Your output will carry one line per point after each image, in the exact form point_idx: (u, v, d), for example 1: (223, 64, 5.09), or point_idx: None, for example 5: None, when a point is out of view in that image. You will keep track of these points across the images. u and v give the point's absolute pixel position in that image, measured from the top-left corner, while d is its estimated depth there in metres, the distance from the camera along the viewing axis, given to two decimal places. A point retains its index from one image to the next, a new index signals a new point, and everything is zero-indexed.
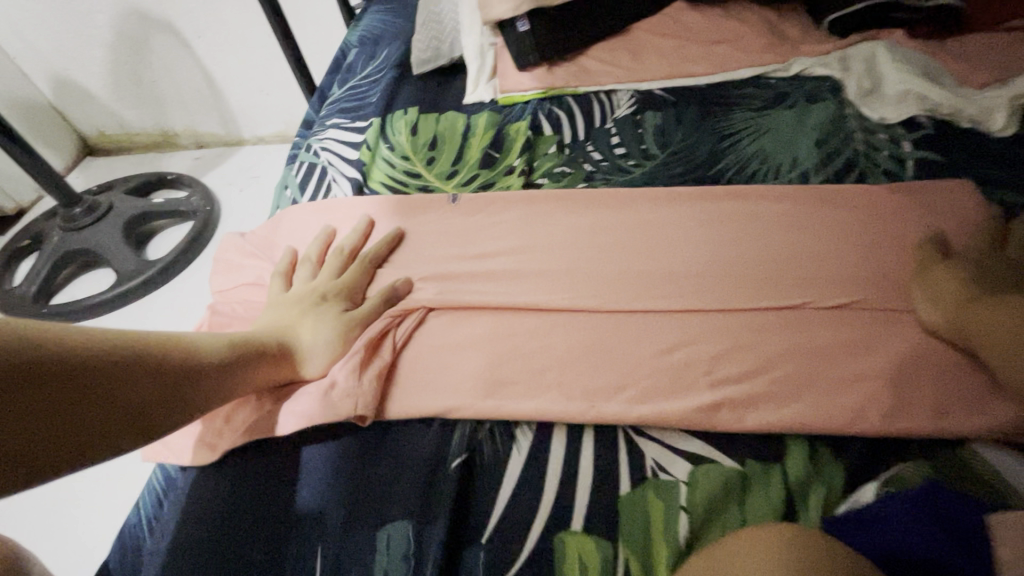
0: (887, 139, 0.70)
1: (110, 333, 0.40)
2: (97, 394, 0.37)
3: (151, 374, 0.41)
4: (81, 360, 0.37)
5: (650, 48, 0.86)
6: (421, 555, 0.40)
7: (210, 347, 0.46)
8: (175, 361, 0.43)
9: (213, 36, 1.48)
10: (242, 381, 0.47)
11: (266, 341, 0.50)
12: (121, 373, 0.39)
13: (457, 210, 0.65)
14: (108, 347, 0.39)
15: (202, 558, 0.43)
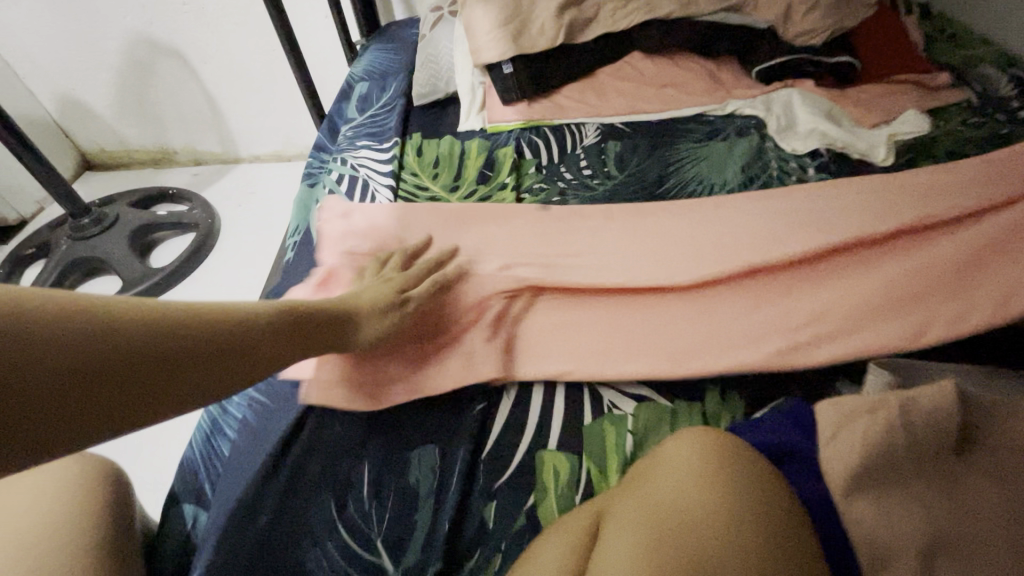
0: (797, 167, 0.89)
1: (175, 308, 0.41)
2: (163, 369, 0.38)
3: (212, 342, 0.42)
4: (148, 338, 0.38)
5: (612, 89, 1.04)
6: (445, 465, 0.54)
7: (270, 315, 0.49)
8: (233, 333, 0.45)
9: (220, 62, 1.61)
10: (295, 352, 0.50)
11: (322, 312, 0.54)
12: (185, 348, 0.40)
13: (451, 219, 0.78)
14: (172, 324, 0.40)
15: (262, 478, 0.54)
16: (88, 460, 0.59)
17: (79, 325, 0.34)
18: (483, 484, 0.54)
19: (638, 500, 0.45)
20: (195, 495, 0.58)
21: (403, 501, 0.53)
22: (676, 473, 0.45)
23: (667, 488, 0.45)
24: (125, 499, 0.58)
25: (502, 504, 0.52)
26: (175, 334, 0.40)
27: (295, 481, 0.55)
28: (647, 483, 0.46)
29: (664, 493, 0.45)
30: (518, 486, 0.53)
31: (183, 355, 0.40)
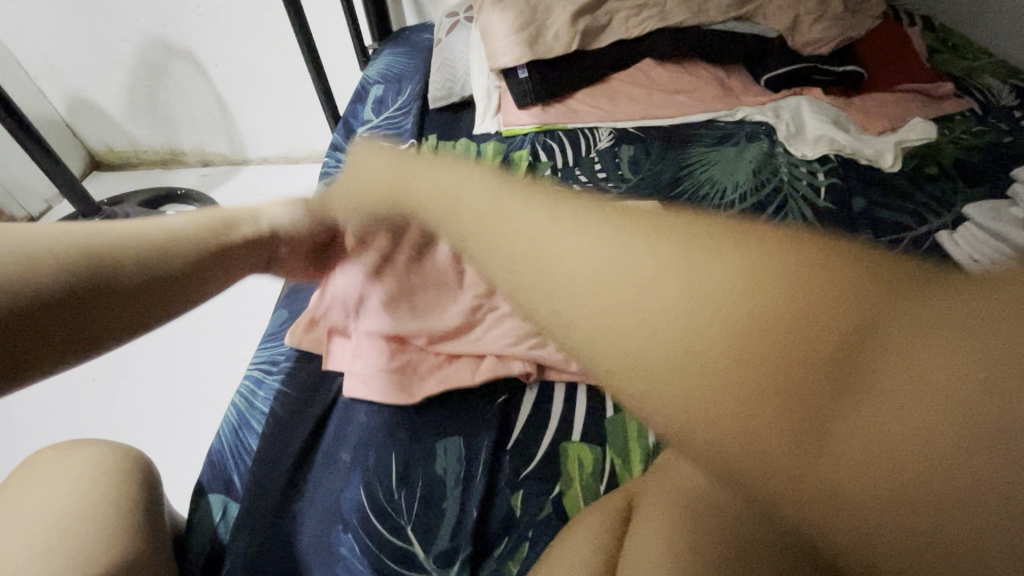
0: (807, 171, 0.91)
1: (104, 235, 0.41)
2: (103, 298, 0.39)
3: (123, 274, 0.41)
4: (119, 269, 0.41)
5: (625, 95, 1.07)
6: (471, 456, 0.56)
7: (188, 228, 0.47)
8: (133, 267, 0.41)
9: (231, 65, 1.62)
10: (235, 270, 0.49)
11: (254, 224, 0.51)
12: (104, 280, 0.40)
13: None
14: (131, 256, 0.41)
15: (295, 467, 0.56)
16: (115, 451, 0.59)
17: (38, 267, 0.37)
18: (508, 474, 0.55)
19: (668, 489, 0.47)
20: (224, 484, 0.59)
21: (430, 489, 0.54)
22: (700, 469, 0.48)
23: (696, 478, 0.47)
24: (151, 489, 0.59)
25: (528, 493, 0.53)
26: (94, 271, 0.39)
27: (326, 469, 0.56)
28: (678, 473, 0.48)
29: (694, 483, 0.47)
30: (545, 477, 0.54)
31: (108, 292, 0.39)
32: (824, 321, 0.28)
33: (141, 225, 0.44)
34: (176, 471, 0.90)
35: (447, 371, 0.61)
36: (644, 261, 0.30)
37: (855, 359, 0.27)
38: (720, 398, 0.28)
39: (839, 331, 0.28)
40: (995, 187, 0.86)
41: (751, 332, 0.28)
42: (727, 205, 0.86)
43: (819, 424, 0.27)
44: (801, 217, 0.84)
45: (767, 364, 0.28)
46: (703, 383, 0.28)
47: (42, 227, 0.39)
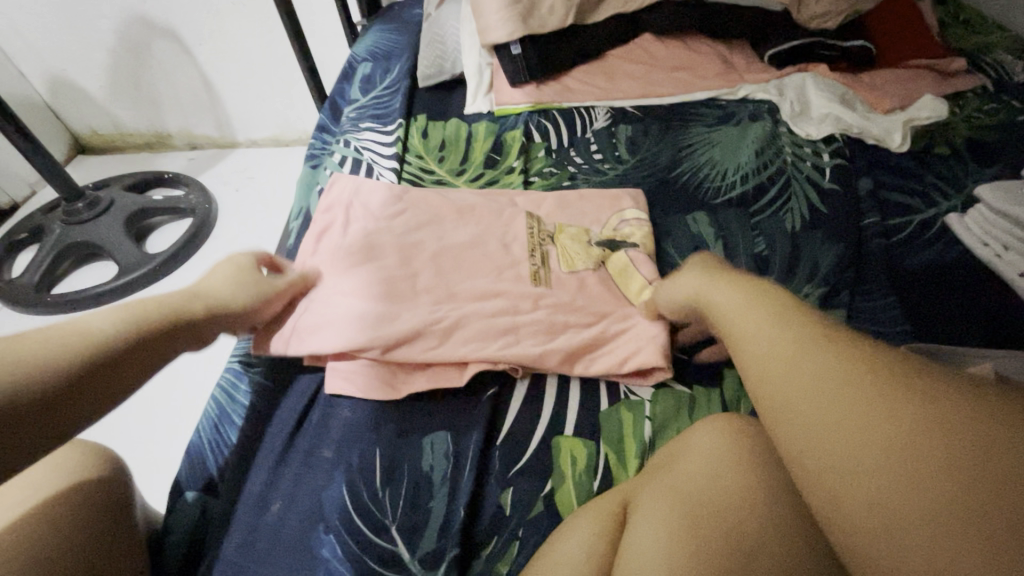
0: (811, 152, 0.87)
1: (54, 347, 0.41)
2: (54, 405, 0.39)
3: (64, 372, 0.41)
4: (68, 370, 0.41)
5: (623, 72, 1.02)
6: (459, 454, 0.53)
7: (122, 323, 0.48)
8: (79, 367, 0.42)
9: (216, 44, 1.56)
10: (173, 346, 0.51)
11: (195, 306, 0.55)
12: (56, 383, 0.40)
13: (434, 194, 0.75)
14: (79, 362, 0.42)
15: (273, 467, 0.54)
16: (80, 448, 0.55)
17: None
18: (498, 471, 0.53)
19: (665, 495, 0.44)
20: (202, 480, 0.56)
21: (416, 489, 0.51)
22: (699, 472, 0.45)
23: (695, 484, 0.45)
24: (121, 488, 0.55)
25: (518, 491, 0.51)
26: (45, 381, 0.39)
27: (307, 467, 0.53)
28: (676, 481, 0.46)
29: (694, 490, 0.44)
30: (536, 475, 0.52)
31: (65, 393, 0.40)
32: (973, 429, 0.27)
33: (80, 330, 0.45)
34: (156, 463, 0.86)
35: (436, 365, 0.58)
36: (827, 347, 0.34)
37: (996, 470, 0.26)
38: (853, 460, 0.29)
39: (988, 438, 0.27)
40: (1004, 166, 0.83)
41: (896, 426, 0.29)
42: (728, 187, 0.83)
43: (943, 515, 0.26)
44: (805, 199, 0.80)
45: (916, 445, 0.28)
46: (831, 447, 0.30)
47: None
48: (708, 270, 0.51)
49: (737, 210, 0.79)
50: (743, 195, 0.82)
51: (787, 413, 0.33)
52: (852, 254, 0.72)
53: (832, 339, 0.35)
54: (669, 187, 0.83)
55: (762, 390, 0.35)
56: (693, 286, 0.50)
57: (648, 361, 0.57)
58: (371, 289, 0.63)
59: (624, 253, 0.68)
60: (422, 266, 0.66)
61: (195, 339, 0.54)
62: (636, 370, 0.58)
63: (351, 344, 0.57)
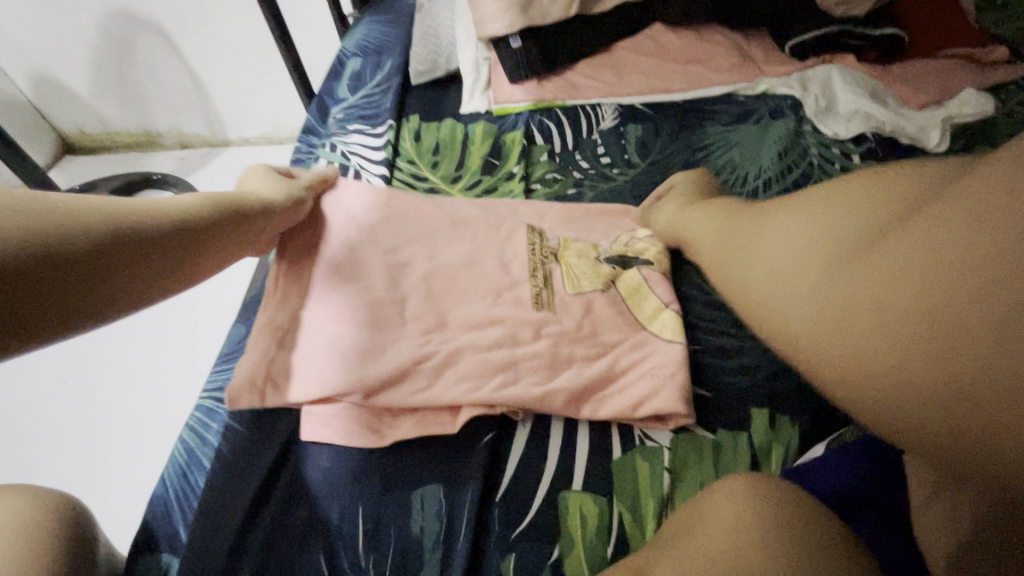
0: (839, 153, 0.80)
1: (128, 209, 0.46)
2: (121, 256, 0.44)
3: (74, 241, 0.41)
4: (143, 230, 0.46)
5: (631, 66, 0.94)
6: (453, 514, 0.47)
7: (193, 204, 0.52)
8: (148, 229, 0.47)
9: (205, 40, 1.40)
10: (236, 232, 0.54)
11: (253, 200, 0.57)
12: (127, 239, 0.44)
13: (428, 202, 0.68)
14: (151, 227, 0.47)
15: (237, 529, 0.47)
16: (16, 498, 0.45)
17: (75, 232, 0.41)
18: (498, 533, 0.47)
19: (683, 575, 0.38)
20: (169, 537, 0.50)
21: (405, 554, 0.46)
22: (722, 547, 0.39)
23: (715, 562, 0.38)
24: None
25: (522, 557, 0.46)
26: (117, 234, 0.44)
27: (280, 527, 0.48)
28: (695, 555, 0.39)
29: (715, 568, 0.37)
30: (541, 537, 0.46)
31: (67, 265, 0.40)
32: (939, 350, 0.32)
33: (157, 203, 0.49)
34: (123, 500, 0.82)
35: (425, 407, 0.52)
36: (822, 259, 0.42)
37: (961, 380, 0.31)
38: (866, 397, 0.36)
39: (934, 283, 0.33)
40: None
41: (868, 311, 0.37)
42: (749, 193, 0.75)
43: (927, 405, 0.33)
44: None
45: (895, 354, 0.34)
46: (830, 341, 0.39)
47: (77, 201, 0.43)
48: (722, 220, 0.59)
49: None
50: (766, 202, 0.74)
51: (795, 321, 0.42)
52: None
53: (825, 252, 0.42)
54: None
55: (777, 313, 0.44)
56: (710, 230, 0.59)
57: (666, 408, 0.50)
58: (355, 317, 0.56)
59: (636, 270, 0.61)
60: (411, 291, 0.59)
61: (216, 249, 0.52)
62: (654, 416, 0.51)
63: (333, 389, 0.51)
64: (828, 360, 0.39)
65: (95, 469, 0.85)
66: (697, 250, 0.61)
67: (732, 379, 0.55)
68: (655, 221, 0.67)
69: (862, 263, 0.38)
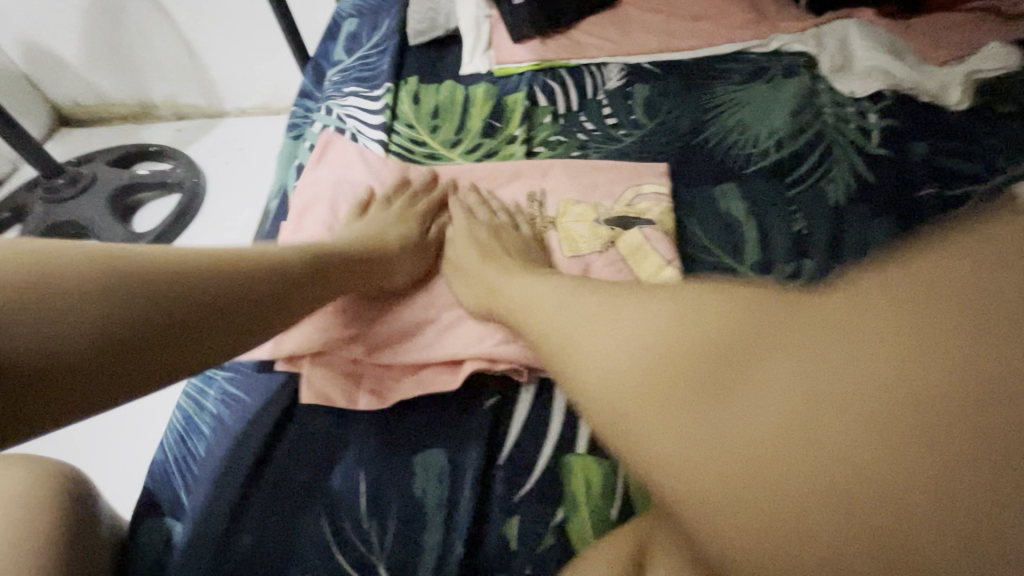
0: (855, 112, 0.76)
1: (209, 265, 0.44)
2: (180, 326, 0.41)
3: (135, 310, 0.39)
4: (206, 291, 0.43)
5: (639, 23, 0.90)
6: (455, 477, 0.47)
7: (298, 260, 0.50)
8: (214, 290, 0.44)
9: (197, 3, 1.34)
10: (333, 287, 0.52)
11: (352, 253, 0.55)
12: (188, 304, 0.42)
13: (431, 177, 0.69)
14: (215, 289, 0.44)
15: (238, 494, 0.47)
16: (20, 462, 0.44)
17: (139, 298, 0.40)
18: (501, 496, 0.46)
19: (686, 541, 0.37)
20: (171, 501, 0.49)
21: (406, 517, 0.46)
22: None
23: None
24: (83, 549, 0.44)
25: (526, 519, 0.45)
26: (179, 298, 0.41)
27: (281, 492, 0.47)
28: None
29: None
30: (544, 500, 0.46)
31: (113, 331, 0.38)
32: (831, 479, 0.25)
33: (255, 259, 0.47)
34: (127, 477, 0.81)
35: (427, 367, 0.53)
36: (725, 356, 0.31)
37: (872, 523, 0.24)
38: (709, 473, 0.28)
39: (926, 369, 0.25)
40: None
41: (775, 420, 0.27)
42: (761, 154, 0.72)
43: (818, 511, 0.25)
44: (849, 167, 0.70)
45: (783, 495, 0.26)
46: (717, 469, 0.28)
47: (157, 257, 0.42)
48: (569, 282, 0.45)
49: (773, 179, 0.69)
50: (778, 164, 0.71)
51: (662, 437, 0.30)
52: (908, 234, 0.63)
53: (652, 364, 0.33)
54: (693, 156, 0.73)
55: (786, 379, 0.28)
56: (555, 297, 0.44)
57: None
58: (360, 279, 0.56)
59: (637, 230, 0.59)
60: None
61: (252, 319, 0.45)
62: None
63: (334, 340, 0.53)
64: (696, 488, 0.28)
65: (100, 445, 0.85)
66: (527, 330, 0.45)
67: None
68: (507, 289, 0.49)
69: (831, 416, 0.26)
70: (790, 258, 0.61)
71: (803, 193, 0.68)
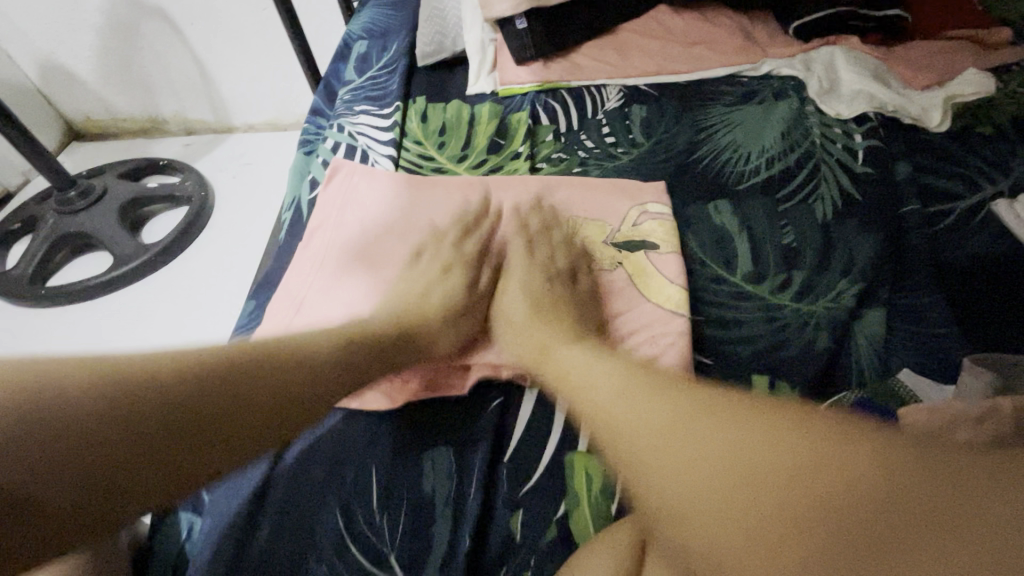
0: (841, 133, 0.81)
1: (240, 356, 0.46)
2: (208, 420, 0.42)
3: (165, 405, 0.41)
4: (240, 382, 0.44)
5: (636, 47, 0.95)
6: (463, 474, 0.49)
7: (324, 344, 0.50)
8: (248, 383, 0.45)
9: (210, 24, 1.38)
10: (366, 365, 0.52)
11: (384, 335, 0.54)
12: (218, 400, 0.43)
13: (437, 185, 0.71)
14: (250, 380, 0.45)
15: (256, 491, 0.49)
16: None
17: (173, 391, 0.41)
18: (506, 493, 0.49)
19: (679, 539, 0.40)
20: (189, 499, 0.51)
21: (417, 512, 0.48)
22: None
23: None
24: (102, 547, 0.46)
25: (530, 513, 0.47)
26: (210, 395, 0.43)
27: (298, 489, 0.49)
28: None
29: None
30: (547, 495, 0.48)
31: (142, 419, 0.39)
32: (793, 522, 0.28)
33: (293, 347, 0.49)
34: None
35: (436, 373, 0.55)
36: (757, 459, 0.31)
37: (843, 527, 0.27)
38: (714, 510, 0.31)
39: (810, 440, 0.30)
40: None
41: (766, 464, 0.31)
42: (753, 172, 0.76)
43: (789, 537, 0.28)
44: (835, 184, 0.74)
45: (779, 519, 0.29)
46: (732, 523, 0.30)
47: (194, 355, 0.45)
48: None
49: (763, 196, 0.73)
50: (768, 181, 0.75)
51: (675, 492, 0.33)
52: (890, 248, 0.66)
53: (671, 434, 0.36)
54: (689, 172, 0.77)
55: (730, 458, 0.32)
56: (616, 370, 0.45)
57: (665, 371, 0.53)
58: None
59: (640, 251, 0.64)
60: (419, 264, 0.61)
61: (266, 397, 0.45)
62: None
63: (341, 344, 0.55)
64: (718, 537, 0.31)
65: None
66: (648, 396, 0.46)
67: (731, 347, 0.59)
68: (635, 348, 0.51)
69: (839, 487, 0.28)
70: (779, 268, 0.65)
71: (793, 209, 0.71)
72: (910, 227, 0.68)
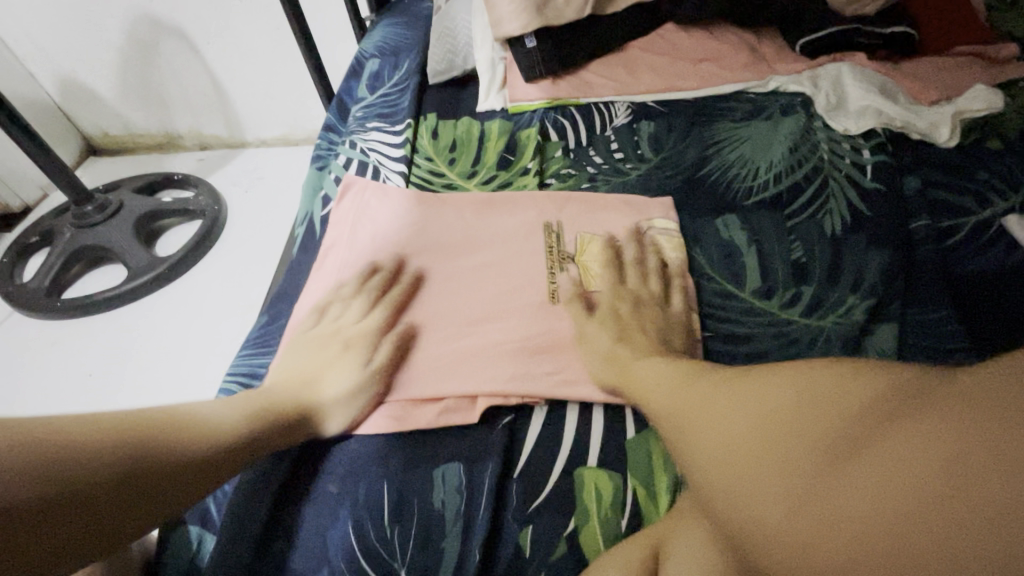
0: (850, 148, 0.81)
1: (172, 418, 0.43)
2: (149, 480, 0.38)
3: (104, 466, 0.36)
4: (176, 443, 0.41)
5: (644, 65, 0.96)
6: (473, 489, 0.49)
7: (228, 423, 0.46)
8: (185, 445, 0.42)
9: (226, 43, 1.41)
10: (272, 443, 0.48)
11: (289, 407, 0.50)
12: (157, 461, 0.39)
13: (447, 201, 0.72)
14: (184, 443, 0.42)
15: (268, 506, 0.49)
16: None
17: (109, 450, 0.37)
18: (517, 507, 0.49)
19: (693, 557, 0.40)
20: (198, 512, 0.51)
21: (427, 526, 0.48)
22: None
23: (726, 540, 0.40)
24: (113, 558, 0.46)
25: (540, 528, 0.47)
26: (149, 454, 0.39)
27: (311, 503, 0.50)
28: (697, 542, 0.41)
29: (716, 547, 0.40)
30: (557, 510, 0.48)
31: (82, 481, 0.35)
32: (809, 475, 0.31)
33: (206, 419, 0.45)
34: None
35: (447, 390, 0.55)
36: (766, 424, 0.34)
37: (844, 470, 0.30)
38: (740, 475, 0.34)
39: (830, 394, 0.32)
40: None
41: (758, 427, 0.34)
42: (761, 187, 0.77)
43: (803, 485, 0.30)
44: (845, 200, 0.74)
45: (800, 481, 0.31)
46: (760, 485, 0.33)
47: (123, 414, 0.40)
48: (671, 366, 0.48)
49: (772, 211, 0.73)
50: (777, 196, 0.75)
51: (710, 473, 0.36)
52: (901, 264, 0.66)
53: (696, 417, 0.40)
54: (697, 188, 0.77)
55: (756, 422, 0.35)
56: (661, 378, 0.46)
57: None
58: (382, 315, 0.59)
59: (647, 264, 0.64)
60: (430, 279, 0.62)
61: (190, 464, 0.41)
62: None
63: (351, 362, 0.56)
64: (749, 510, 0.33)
65: None
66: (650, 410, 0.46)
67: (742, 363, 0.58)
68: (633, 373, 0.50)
69: (861, 441, 0.30)
70: (790, 284, 0.65)
71: (802, 224, 0.72)
72: (921, 243, 0.68)
